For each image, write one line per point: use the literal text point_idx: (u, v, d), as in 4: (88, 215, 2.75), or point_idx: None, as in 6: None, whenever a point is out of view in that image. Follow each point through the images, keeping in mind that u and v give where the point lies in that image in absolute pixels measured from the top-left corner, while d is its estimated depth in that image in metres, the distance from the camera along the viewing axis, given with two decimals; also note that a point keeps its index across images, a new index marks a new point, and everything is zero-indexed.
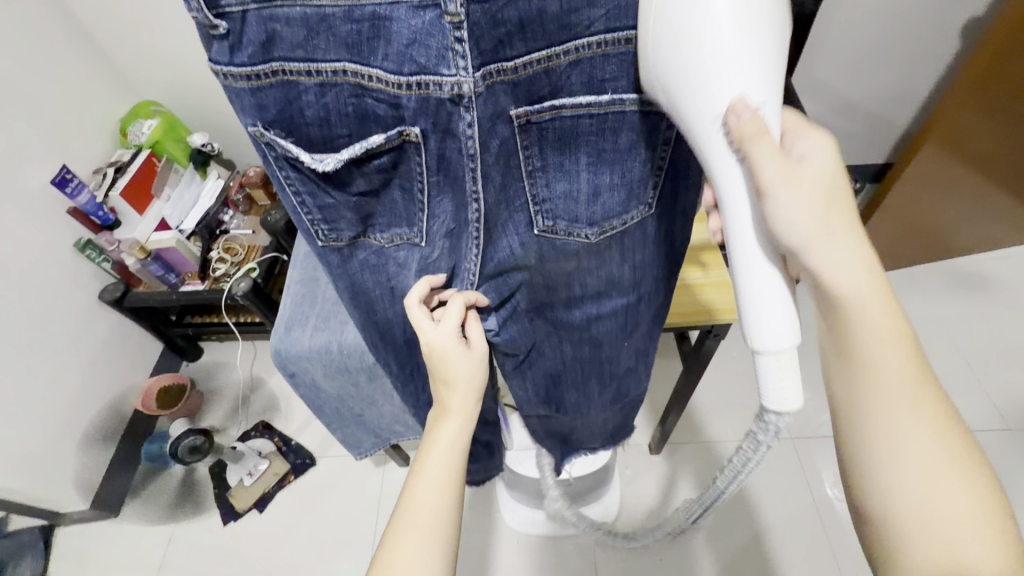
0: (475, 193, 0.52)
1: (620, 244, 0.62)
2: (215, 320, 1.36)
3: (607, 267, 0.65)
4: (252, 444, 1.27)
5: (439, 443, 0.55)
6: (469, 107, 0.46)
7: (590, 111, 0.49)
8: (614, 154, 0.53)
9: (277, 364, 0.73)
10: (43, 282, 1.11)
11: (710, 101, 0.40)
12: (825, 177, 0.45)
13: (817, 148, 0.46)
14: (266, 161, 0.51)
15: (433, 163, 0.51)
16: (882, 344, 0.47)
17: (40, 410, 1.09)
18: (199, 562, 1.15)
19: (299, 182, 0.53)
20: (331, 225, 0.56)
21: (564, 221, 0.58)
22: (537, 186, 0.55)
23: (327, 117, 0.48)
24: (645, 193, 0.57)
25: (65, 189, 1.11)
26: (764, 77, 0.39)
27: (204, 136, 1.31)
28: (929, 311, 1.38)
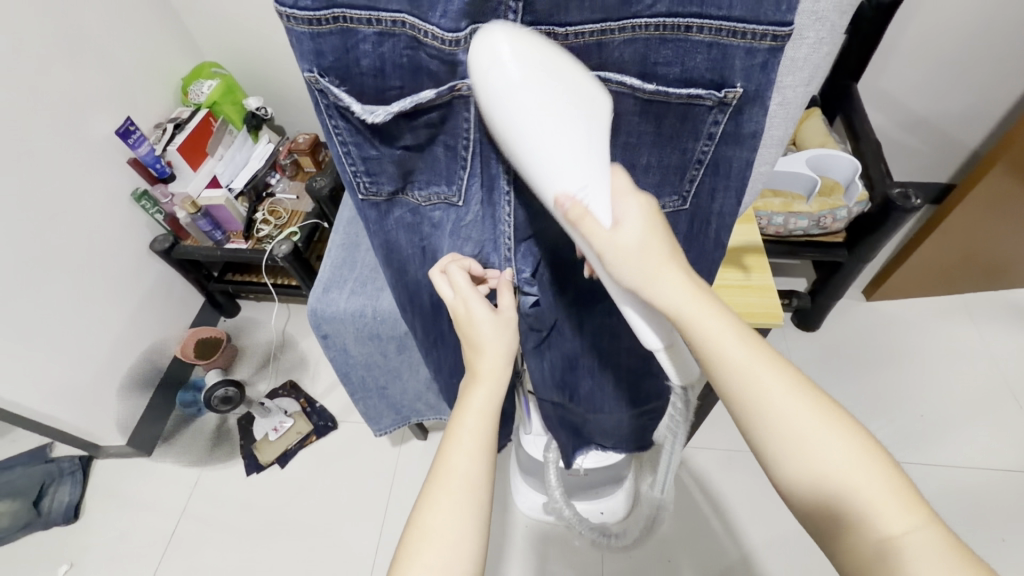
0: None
1: None
2: (254, 279, 1.41)
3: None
4: (279, 402, 1.31)
5: (468, 410, 0.53)
6: None
7: (637, 92, 0.49)
8: (654, 140, 0.54)
9: (311, 323, 0.75)
10: (101, 226, 1.17)
11: (542, 181, 0.45)
12: (649, 232, 0.46)
13: (634, 212, 0.46)
14: (317, 108, 0.51)
15: (480, 120, 0.52)
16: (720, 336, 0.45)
17: (88, 347, 1.15)
18: (221, 509, 1.21)
19: (345, 132, 0.53)
20: (372, 178, 0.58)
21: None
22: None
23: (382, 68, 0.48)
24: (680, 183, 0.57)
25: (128, 140, 1.17)
26: (573, 171, 0.44)
27: (259, 100, 1.33)
28: (979, 341, 1.31)
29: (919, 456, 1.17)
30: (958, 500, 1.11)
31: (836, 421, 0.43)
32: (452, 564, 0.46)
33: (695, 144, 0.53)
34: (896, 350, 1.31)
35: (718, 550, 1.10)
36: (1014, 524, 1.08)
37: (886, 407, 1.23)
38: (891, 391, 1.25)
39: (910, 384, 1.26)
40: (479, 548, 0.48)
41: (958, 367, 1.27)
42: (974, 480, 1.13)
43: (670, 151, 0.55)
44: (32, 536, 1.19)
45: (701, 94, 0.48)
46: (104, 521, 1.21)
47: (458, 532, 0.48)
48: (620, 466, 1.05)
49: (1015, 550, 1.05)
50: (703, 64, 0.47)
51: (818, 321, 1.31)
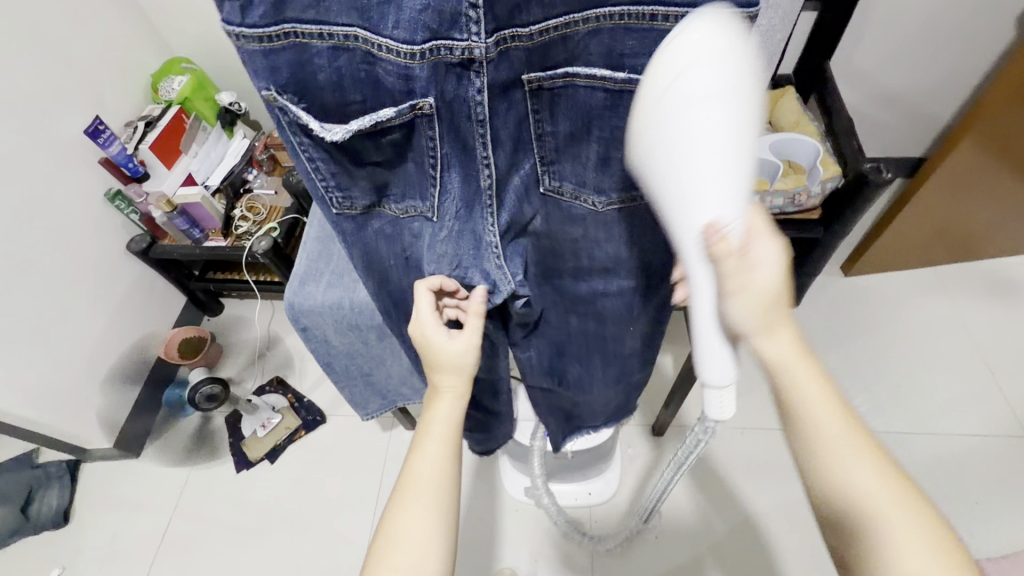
0: (485, 158, 0.52)
1: (627, 212, 0.60)
2: (236, 277, 1.39)
3: (610, 247, 0.64)
4: (267, 398, 1.31)
5: (433, 420, 0.55)
6: (479, 72, 0.47)
7: (606, 83, 0.48)
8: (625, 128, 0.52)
9: (289, 316, 0.73)
10: (73, 230, 1.15)
11: (689, 205, 0.43)
12: (776, 275, 0.48)
13: (769, 256, 0.48)
14: (280, 126, 0.51)
15: (446, 131, 0.51)
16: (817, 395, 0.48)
17: (69, 351, 1.15)
18: (212, 507, 1.21)
19: (313, 150, 0.52)
20: (344, 193, 0.56)
21: (570, 184, 0.58)
22: (545, 149, 0.54)
23: (340, 83, 0.47)
24: None
25: (98, 140, 1.14)
26: (735, 204, 0.43)
27: (231, 95, 1.31)
28: (954, 311, 1.34)
29: (896, 426, 1.20)
30: (933, 465, 1.14)
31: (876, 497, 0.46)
32: (421, 566, 0.47)
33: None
34: (873, 324, 1.33)
35: (703, 524, 1.12)
36: (987, 488, 1.11)
37: (864, 381, 1.26)
38: (870, 364, 1.28)
39: (885, 356, 1.29)
40: (444, 551, 0.49)
41: (935, 339, 1.30)
42: (948, 445, 1.17)
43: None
44: (23, 541, 1.19)
45: None
46: (96, 523, 1.20)
47: (427, 533, 0.49)
48: (605, 447, 1.07)
49: (990, 514, 1.09)
50: (666, 46, 0.46)
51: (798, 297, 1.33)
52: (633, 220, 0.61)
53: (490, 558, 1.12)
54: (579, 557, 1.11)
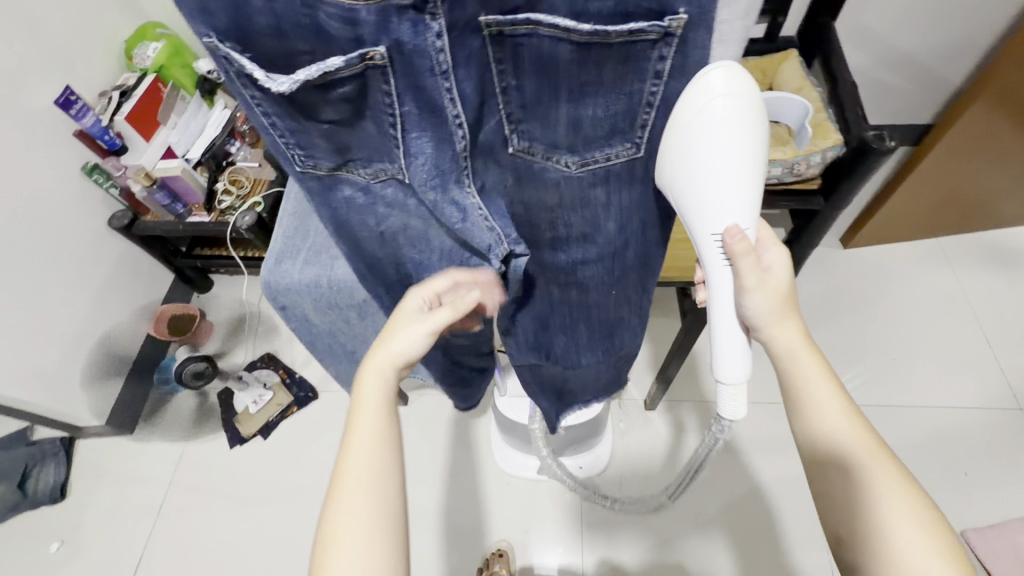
0: (456, 116, 0.46)
1: (605, 181, 0.56)
2: (223, 253, 1.36)
3: (589, 213, 0.60)
4: (258, 374, 1.30)
5: (362, 407, 0.52)
6: (435, 14, 0.40)
7: (573, 35, 0.43)
8: (599, 86, 0.47)
9: (266, 295, 0.71)
10: (51, 204, 1.12)
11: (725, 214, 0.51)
12: (784, 281, 0.54)
13: (777, 260, 0.54)
14: (228, 76, 0.46)
15: (404, 86, 0.44)
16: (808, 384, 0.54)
17: (54, 329, 1.13)
18: (206, 483, 1.21)
19: (266, 102, 0.48)
20: (306, 152, 0.52)
21: (541, 145, 0.53)
22: (512, 109, 0.49)
23: (281, 29, 0.42)
24: (631, 129, 0.51)
25: (70, 111, 1.10)
26: (749, 212, 0.50)
27: (210, 63, 1.28)
28: (954, 284, 1.31)
29: (889, 399, 1.19)
30: (925, 439, 1.14)
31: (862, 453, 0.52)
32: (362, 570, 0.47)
33: (642, 83, 0.47)
34: (871, 297, 1.31)
35: (696, 498, 1.12)
36: (980, 463, 1.11)
37: (859, 354, 1.25)
38: (867, 339, 1.26)
39: (883, 331, 1.27)
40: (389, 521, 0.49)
41: (933, 313, 1.28)
42: (941, 419, 1.16)
43: (614, 94, 0.48)
44: (22, 515, 1.20)
45: (643, 28, 0.42)
46: (92, 498, 1.22)
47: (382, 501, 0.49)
48: (598, 420, 1.07)
49: (981, 488, 1.09)
50: None
51: (797, 269, 1.30)
52: (610, 190, 0.57)
53: (482, 531, 1.13)
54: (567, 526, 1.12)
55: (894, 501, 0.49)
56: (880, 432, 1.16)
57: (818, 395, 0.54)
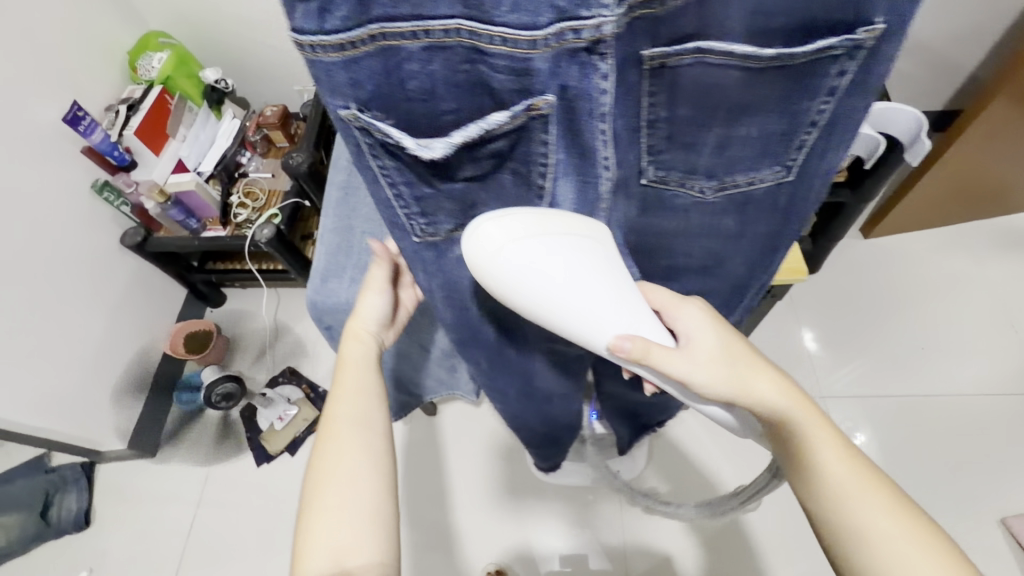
0: (606, 158, 0.45)
1: (740, 206, 0.56)
2: (238, 266, 1.34)
3: (709, 240, 0.60)
4: (281, 391, 1.28)
5: (339, 395, 0.54)
6: (606, 55, 0.38)
7: (744, 61, 0.43)
8: (753, 110, 0.48)
9: (312, 316, 0.69)
10: (61, 225, 1.08)
11: (589, 336, 0.47)
12: (718, 341, 0.51)
13: (694, 321, 0.52)
14: (358, 146, 0.44)
15: (560, 131, 0.43)
16: (817, 442, 0.48)
17: (69, 354, 1.09)
18: (234, 504, 1.18)
19: (394, 171, 0.45)
20: (428, 219, 0.50)
21: (678, 171, 0.52)
22: (654, 137, 0.49)
23: (432, 89, 0.40)
24: (785, 153, 0.51)
25: (78, 128, 1.06)
26: (619, 319, 0.47)
27: (218, 72, 1.24)
28: (970, 270, 1.32)
29: (915, 388, 1.20)
30: (953, 425, 1.15)
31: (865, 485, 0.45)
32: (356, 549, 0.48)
33: (813, 104, 0.47)
34: (891, 286, 1.31)
35: None
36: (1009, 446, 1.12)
37: (883, 343, 1.25)
38: (891, 328, 1.27)
39: (905, 319, 1.28)
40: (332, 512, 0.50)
41: (952, 299, 1.29)
42: (969, 406, 1.17)
43: (772, 117, 0.48)
44: (46, 545, 1.17)
45: (831, 44, 0.42)
46: (117, 524, 1.18)
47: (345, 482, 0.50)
48: None
49: (1011, 472, 1.10)
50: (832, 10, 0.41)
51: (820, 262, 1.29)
52: (745, 214, 0.57)
53: (521, 541, 1.09)
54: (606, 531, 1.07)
55: (912, 558, 0.42)
56: (908, 421, 1.16)
57: (829, 452, 0.47)
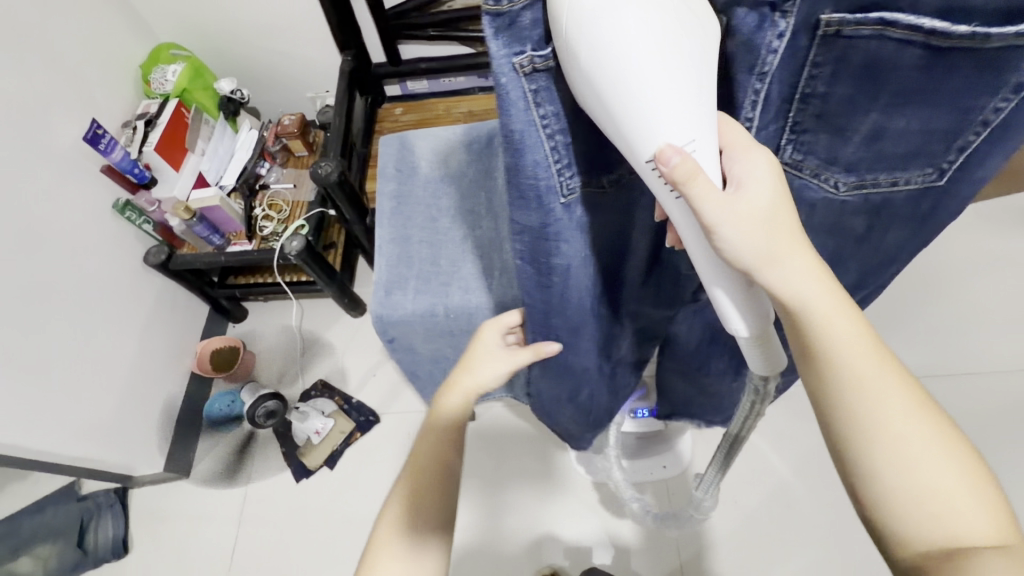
0: (749, 118, 0.39)
1: (874, 212, 0.45)
2: (262, 280, 1.31)
3: (832, 240, 0.49)
4: (314, 404, 1.25)
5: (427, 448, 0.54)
6: (789, 11, 0.33)
7: (933, 37, 0.32)
8: (924, 93, 0.36)
9: (376, 329, 0.68)
10: (87, 247, 1.05)
11: (637, 129, 0.32)
12: (776, 199, 0.38)
13: (758, 175, 0.37)
14: (523, 99, 0.35)
15: (715, 86, 0.38)
16: (833, 320, 0.38)
17: (102, 378, 1.06)
18: (276, 521, 1.16)
19: (555, 121, 0.37)
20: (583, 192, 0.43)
21: (816, 157, 0.43)
22: (805, 112, 0.40)
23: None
24: (943, 153, 0.39)
25: (98, 146, 1.02)
26: (684, 119, 0.32)
27: (232, 82, 1.24)
28: (1003, 243, 1.26)
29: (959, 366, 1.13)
30: None
31: (934, 426, 0.37)
32: None
33: (991, 97, 0.35)
34: (926, 266, 1.25)
35: None
36: None
37: None
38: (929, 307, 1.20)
39: None
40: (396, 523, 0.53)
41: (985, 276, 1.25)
42: None
43: (945, 110, 0.36)
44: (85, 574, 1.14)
45: None
46: (157, 549, 1.16)
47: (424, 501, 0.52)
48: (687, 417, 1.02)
49: None
50: None
51: None
52: (881, 217, 0.45)
53: None
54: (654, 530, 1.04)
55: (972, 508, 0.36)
56: None
57: (842, 331, 0.39)
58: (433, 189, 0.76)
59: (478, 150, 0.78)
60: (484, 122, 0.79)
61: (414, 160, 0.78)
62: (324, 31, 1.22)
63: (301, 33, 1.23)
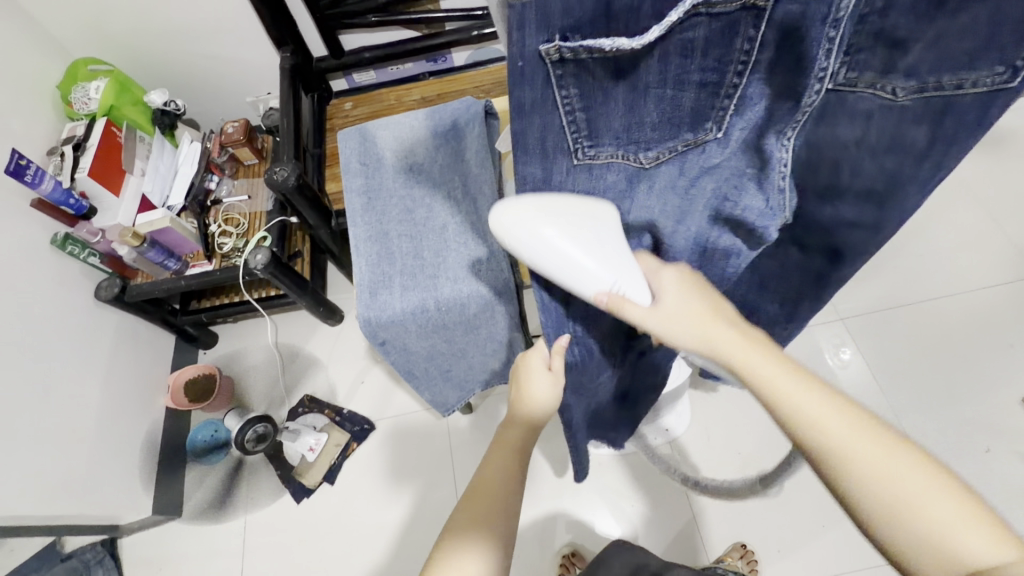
0: (822, 68, 0.36)
1: (935, 127, 0.39)
2: (228, 300, 1.24)
3: (891, 160, 0.43)
4: (304, 421, 1.20)
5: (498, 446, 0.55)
6: None
7: None
8: None
9: (366, 334, 0.64)
10: (31, 291, 0.97)
11: (576, 288, 0.43)
12: (692, 300, 0.45)
13: (676, 287, 0.46)
14: (544, 81, 0.36)
15: (772, 36, 0.35)
16: (760, 366, 0.41)
17: (68, 429, 0.98)
18: (281, 547, 1.12)
19: (579, 103, 0.37)
20: (595, 141, 0.40)
21: (872, 73, 0.39)
22: (863, 33, 0.37)
23: (639, 4, 0.32)
24: (1016, 49, 0.33)
25: (24, 178, 0.93)
26: (612, 272, 0.43)
27: (164, 93, 1.15)
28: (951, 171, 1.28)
29: (920, 295, 1.17)
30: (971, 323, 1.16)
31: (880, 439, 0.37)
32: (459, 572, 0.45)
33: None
34: None
35: None
36: None
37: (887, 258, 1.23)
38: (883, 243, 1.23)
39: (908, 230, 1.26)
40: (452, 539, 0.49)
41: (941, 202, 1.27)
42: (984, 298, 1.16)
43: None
44: None
45: None
46: None
47: (487, 513, 0.49)
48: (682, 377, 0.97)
49: None
50: None
51: None
52: (942, 127, 0.39)
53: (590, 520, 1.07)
54: (658, 494, 1.05)
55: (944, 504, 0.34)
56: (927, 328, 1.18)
57: (771, 372, 0.41)
58: (402, 180, 0.72)
59: (444, 134, 0.73)
60: (446, 104, 0.75)
61: (378, 152, 0.74)
62: (257, 28, 1.14)
63: (232, 33, 1.14)
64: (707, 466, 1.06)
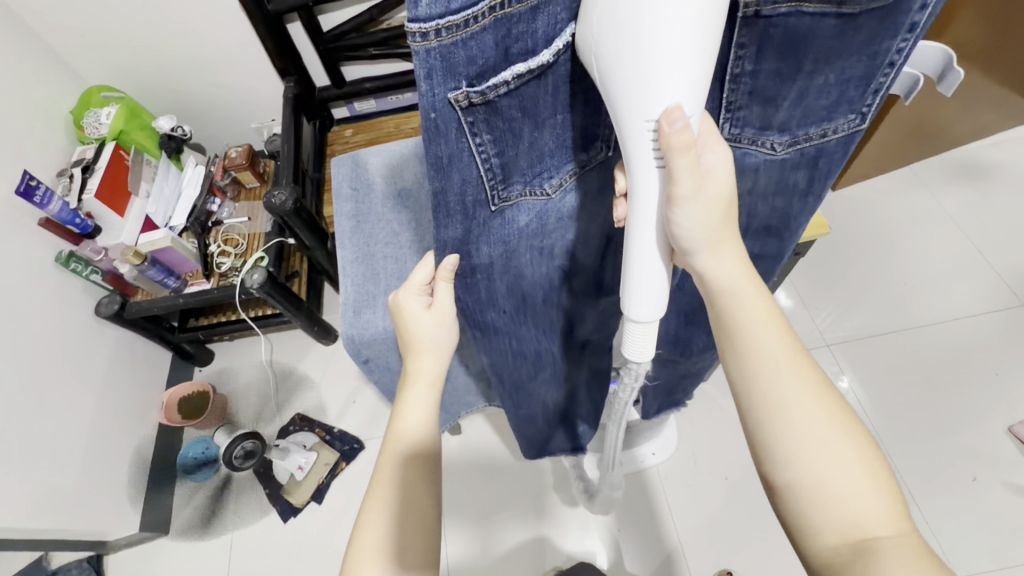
0: None
1: (810, 162, 0.47)
2: (226, 318, 1.27)
3: (780, 200, 0.51)
4: (294, 439, 1.21)
5: (406, 416, 0.53)
6: None
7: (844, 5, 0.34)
8: (840, 53, 0.38)
9: (349, 351, 0.66)
10: (33, 307, 1.00)
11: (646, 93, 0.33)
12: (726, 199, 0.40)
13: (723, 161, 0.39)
14: (457, 131, 0.37)
15: None
16: (760, 327, 0.41)
17: (62, 443, 1.00)
18: (266, 568, 1.11)
19: (492, 148, 0.39)
20: (507, 184, 0.43)
21: (752, 128, 0.44)
22: (736, 93, 0.41)
23: (533, 47, 0.35)
24: (861, 97, 0.41)
25: (33, 199, 0.97)
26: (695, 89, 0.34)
27: (172, 119, 1.20)
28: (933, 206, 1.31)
29: (904, 323, 1.19)
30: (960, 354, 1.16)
31: (838, 415, 0.38)
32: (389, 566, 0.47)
33: (892, 40, 0.37)
34: (870, 233, 1.30)
35: None
36: None
37: (872, 286, 1.24)
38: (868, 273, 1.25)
39: (897, 259, 1.27)
40: (399, 484, 0.50)
41: (926, 233, 1.29)
42: (972, 331, 1.16)
43: (858, 59, 0.38)
44: None
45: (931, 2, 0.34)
46: None
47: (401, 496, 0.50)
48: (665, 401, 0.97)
49: None
50: None
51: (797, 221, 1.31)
52: (817, 169, 0.47)
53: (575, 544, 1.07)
54: (641, 519, 1.05)
55: (862, 484, 0.36)
56: None
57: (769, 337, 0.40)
58: (390, 204, 0.75)
59: None
60: None
61: (369, 178, 0.77)
62: (262, 58, 1.20)
63: (238, 63, 1.20)
64: (694, 493, 1.06)
